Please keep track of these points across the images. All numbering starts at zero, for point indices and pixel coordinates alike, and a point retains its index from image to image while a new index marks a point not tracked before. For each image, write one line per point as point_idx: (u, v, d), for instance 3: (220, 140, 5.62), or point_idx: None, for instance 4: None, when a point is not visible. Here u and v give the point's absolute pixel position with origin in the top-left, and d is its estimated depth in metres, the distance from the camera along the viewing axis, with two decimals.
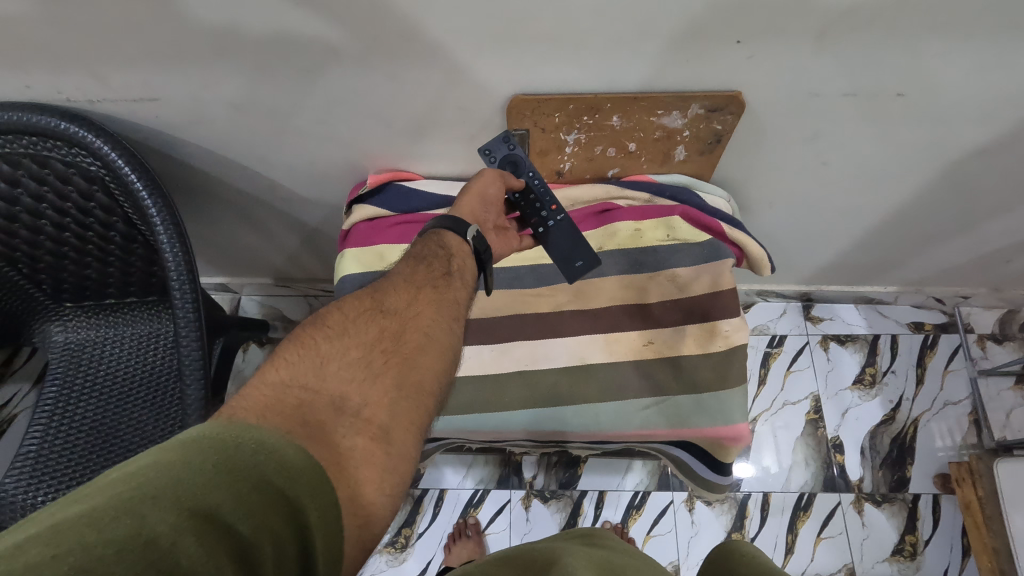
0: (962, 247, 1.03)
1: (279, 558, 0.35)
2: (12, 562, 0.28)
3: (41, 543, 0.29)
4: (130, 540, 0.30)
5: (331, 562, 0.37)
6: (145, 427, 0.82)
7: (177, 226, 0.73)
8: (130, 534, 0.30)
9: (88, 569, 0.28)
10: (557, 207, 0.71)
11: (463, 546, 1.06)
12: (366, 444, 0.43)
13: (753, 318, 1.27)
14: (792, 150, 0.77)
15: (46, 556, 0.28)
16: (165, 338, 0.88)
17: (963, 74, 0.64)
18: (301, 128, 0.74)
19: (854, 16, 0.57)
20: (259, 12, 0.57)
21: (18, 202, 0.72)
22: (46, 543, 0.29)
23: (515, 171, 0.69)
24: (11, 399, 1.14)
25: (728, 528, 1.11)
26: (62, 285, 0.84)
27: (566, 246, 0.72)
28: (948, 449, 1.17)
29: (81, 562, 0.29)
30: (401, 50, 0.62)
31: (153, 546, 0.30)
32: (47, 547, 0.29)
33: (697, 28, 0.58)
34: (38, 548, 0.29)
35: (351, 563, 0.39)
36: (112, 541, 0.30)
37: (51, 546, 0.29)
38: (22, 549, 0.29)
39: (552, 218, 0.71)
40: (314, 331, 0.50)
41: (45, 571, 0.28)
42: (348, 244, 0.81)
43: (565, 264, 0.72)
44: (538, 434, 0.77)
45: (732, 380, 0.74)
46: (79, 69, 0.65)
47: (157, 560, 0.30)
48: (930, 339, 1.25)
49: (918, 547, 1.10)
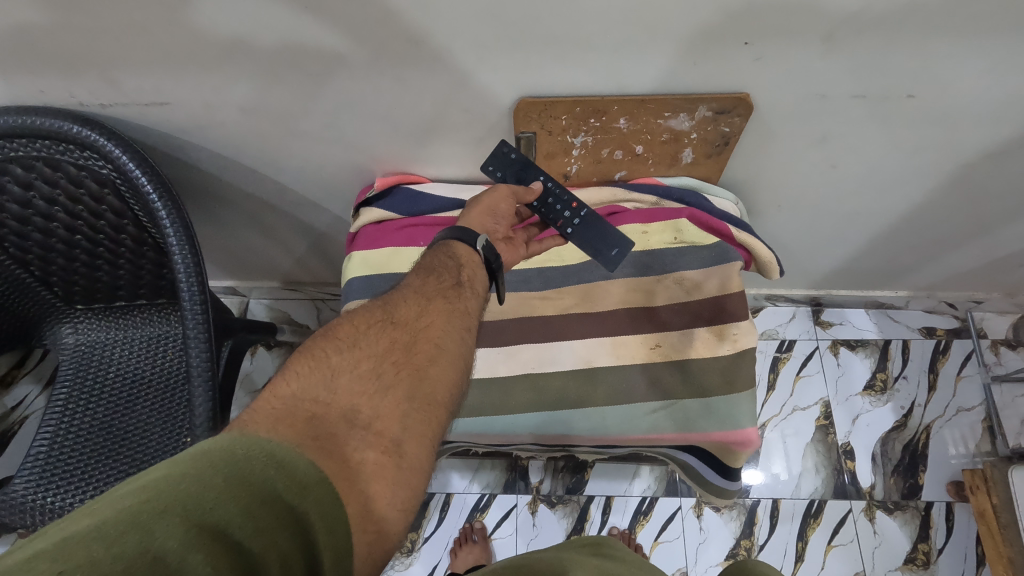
0: (974, 251, 1.02)
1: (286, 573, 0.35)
2: None
3: (51, 558, 0.29)
4: (139, 556, 0.30)
5: None
6: (153, 430, 0.82)
7: (187, 230, 0.73)
8: (140, 550, 0.31)
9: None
10: (578, 204, 0.72)
11: (470, 550, 1.06)
12: (378, 458, 0.43)
13: (762, 323, 1.26)
14: (800, 153, 0.77)
15: (56, 571, 0.29)
16: (174, 340, 0.89)
17: (975, 74, 0.63)
18: (309, 131, 0.75)
19: (862, 18, 0.56)
20: (268, 20, 0.58)
21: (31, 205, 0.73)
22: (56, 558, 0.29)
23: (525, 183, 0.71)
24: (22, 401, 1.15)
25: (737, 535, 1.10)
26: (73, 288, 0.85)
27: (596, 237, 0.73)
28: (962, 456, 1.15)
29: None
30: (409, 54, 0.62)
31: (161, 563, 0.31)
32: (57, 561, 0.29)
33: (704, 32, 0.58)
34: (48, 563, 0.29)
35: None
36: (122, 557, 0.30)
37: (61, 560, 0.29)
38: (32, 563, 0.29)
39: (576, 217, 0.72)
40: (324, 343, 0.50)
41: None
42: (356, 247, 0.81)
43: (602, 258, 0.73)
44: (545, 438, 0.76)
45: (740, 385, 0.73)
46: (91, 74, 0.66)
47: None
48: (942, 345, 1.24)
49: (932, 556, 1.08)
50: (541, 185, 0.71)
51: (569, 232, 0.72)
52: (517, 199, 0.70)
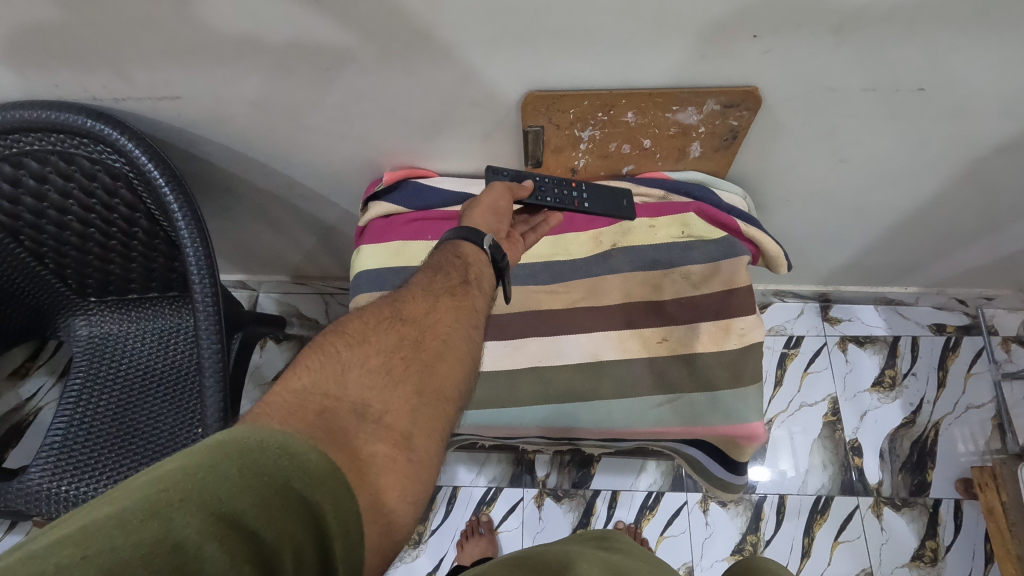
0: (986, 247, 1.01)
1: (300, 564, 0.35)
2: (45, 563, 0.29)
3: (72, 545, 0.30)
4: (157, 544, 0.31)
5: (351, 570, 0.38)
6: (165, 421, 0.84)
7: (198, 222, 0.74)
8: (157, 539, 0.31)
9: (115, 570, 0.30)
10: (574, 184, 0.75)
11: (476, 543, 1.06)
12: (387, 450, 0.43)
13: (770, 319, 1.26)
14: (809, 147, 0.76)
15: (76, 557, 0.30)
16: (185, 333, 0.90)
17: (988, 67, 0.62)
18: (318, 126, 0.75)
19: (874, 10, 0.56)
20: (280, 14, 0.58)
21: (46, 198, 0.74)
22: (76, 544, 0.30)
23: (520, 180, 0.71)
24: (37, 392, 1.17)
25: (742, 531, 1.09)
26: (86, 281, 0.86)
27: (607, 201, 0.76)
28: (971, 453, 1.14)
29: (108, 564, 0.30)
30: (418, 48, 0.62)
31: (178, 551, 0.31)
32: (78, 548, 0.30)
33: (715, 25, 0.58)
34: (70, 549, 0.30)
35: (373, 570, 0.40)
36: (140, 545, 0.31)
37: (82, 547, 0.30)
38: (53, 550, 0.30)
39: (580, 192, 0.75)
40: (334, 339, 0.51)
41: (75, 571, 0.29)
42: (364, 240, 0.82)
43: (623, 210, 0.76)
44: (551, 431, 0.76)
45: (747, 379, 0.73)
46: (105, 69, 0.66)
47: (182, 565, 0.31)
48: (953, 341, 1.22)
49: (939, 553, 1.07)
50: (531, 181, 0.72)
51: (587, 204, 0.74)
52: (514, 195, 0.70)
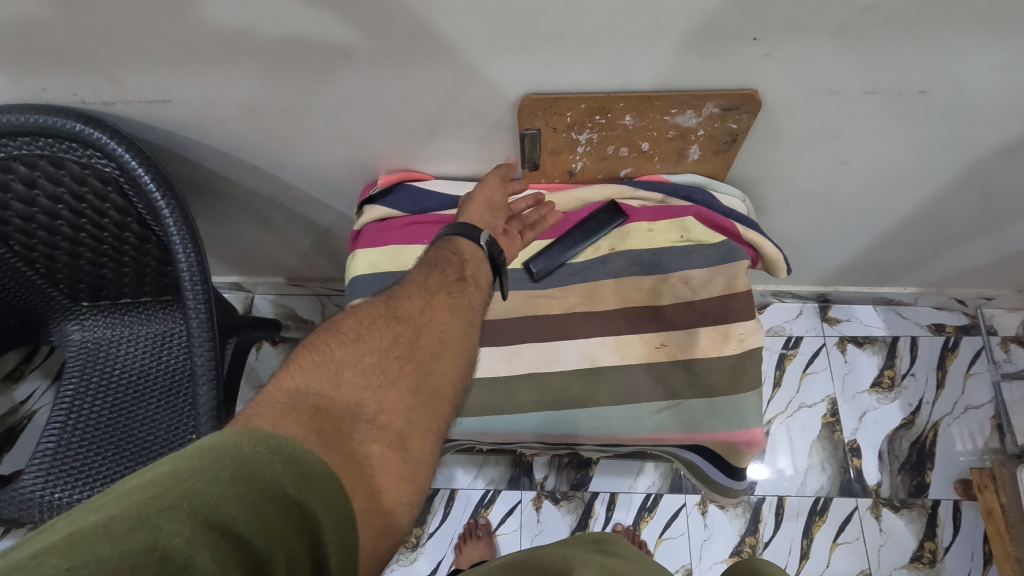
0: (986, 248, 1.01)
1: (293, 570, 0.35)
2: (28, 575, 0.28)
3: (56, 555, 0.29)
4: (146, 553, 0.30)
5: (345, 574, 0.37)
6: (159, 426, 0.83)
7: (189, 225, 0.73)
8: (146, 548, 0.30)
9: None
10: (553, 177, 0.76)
11: (474, 546, 1.06)
12: (383, 451, 0.43)
13: (769, 319, 1.26)
14: (809, 150, 0.76)
15: (62, 568, 0.29)
16: (179, 337, 0.89)
17: (991, 70, 0.61)
18: (312, 129, 0.74)
19: (876, 12, 0.55)
20: (270, 17, 0.57)
21: (35, 203, 0.73)
22: (63, 555, 0.29)
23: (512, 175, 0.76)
24: (31, 395, 1.16)
25: (741, 533, 1.09)
26: (78, 285, 0.85)
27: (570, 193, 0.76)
28: (969, 453, 1.14)
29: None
30: (412, 51, 0.61)
31: (168, 560, 0.31)
32: (64, 558, 0.29)
33: (714, 28, 0.57)
34: (55, 560, 0.29)
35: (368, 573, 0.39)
36: (128, 554, 0.30)
37: (68, 557, 0.29)
38: (38, 560, 0.29)
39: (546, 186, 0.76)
40: (328, 338, 0.50)
41: None
42: (359, 244, 0.81)
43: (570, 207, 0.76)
44: (549, 437, 0.76)
45: (746, 384, 0.73)
46: (93, 72, 0.65)
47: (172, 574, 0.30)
48: (952, 341, 1.22)
49: (938, 555, 1.07)
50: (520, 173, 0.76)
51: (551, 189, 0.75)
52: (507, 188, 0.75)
